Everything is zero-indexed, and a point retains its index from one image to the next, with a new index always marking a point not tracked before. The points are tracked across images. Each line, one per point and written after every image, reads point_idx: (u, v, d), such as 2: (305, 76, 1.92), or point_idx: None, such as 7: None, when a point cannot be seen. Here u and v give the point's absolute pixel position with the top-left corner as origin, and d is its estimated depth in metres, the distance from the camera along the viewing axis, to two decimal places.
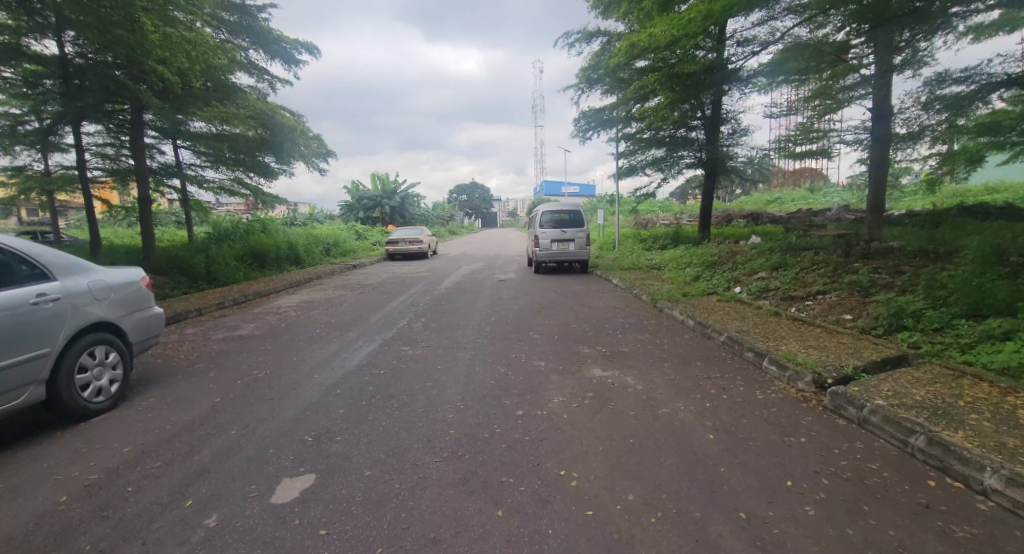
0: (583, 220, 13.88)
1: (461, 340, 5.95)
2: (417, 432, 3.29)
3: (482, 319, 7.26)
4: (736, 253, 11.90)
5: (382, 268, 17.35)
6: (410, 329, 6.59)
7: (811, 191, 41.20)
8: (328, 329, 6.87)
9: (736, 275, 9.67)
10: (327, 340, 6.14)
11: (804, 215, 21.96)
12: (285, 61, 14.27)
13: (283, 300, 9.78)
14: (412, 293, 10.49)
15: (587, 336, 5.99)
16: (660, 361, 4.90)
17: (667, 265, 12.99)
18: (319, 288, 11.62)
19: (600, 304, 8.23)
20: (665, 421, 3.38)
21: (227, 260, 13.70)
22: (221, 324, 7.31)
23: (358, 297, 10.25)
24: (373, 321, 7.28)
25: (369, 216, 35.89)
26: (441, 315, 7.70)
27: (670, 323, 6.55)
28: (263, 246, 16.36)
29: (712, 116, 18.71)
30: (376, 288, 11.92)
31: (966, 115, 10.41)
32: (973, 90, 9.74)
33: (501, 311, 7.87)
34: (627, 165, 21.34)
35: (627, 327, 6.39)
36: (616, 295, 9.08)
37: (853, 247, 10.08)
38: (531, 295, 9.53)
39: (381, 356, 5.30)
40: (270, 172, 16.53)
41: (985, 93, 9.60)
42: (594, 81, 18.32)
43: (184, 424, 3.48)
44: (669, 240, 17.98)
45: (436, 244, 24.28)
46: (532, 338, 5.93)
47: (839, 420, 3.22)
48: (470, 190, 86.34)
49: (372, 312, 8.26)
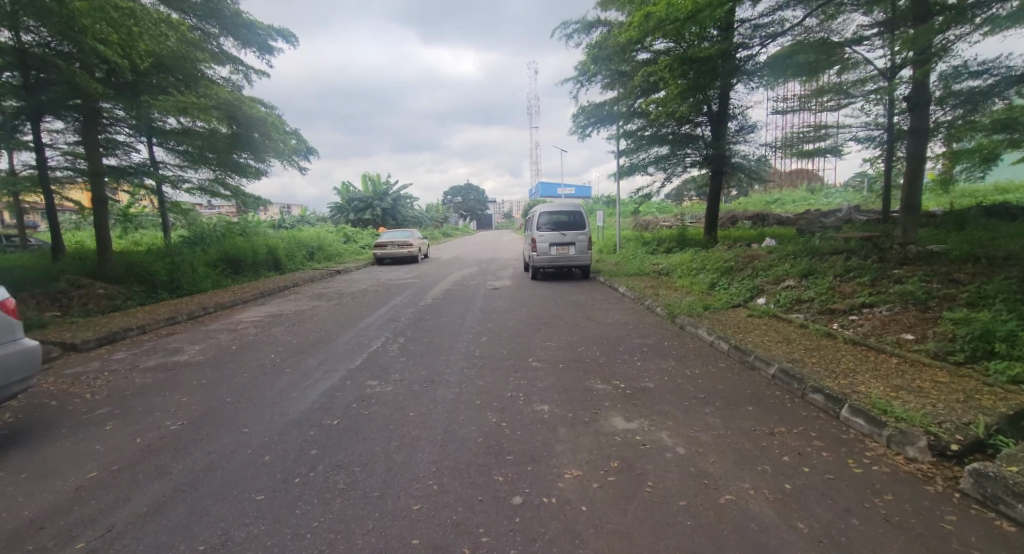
0: (583, 222, 12.80)
1: (444, 370, 4.84)
2: (363, 548, 2.18)
3: (472, 339, 6.15)
4: (753, 258, 10.84)
5: (368, 273, 16.18)
6: (384, 355, 5.47)
7: (811, 192, 40.39)
8: (287, 353, 5.75)
9: (760, 284, 8.60)
10: (281, 370, 5.03)
11: (813, 216, 20.97)
12: (259, 48, 13.16)
13: (247, 313, 8.62)
14: (394, 304, 9.35)
15: (600, 364, 4.89)
16: (698, 403, 3.80)
17: (677, 270, 11.92)
18: (293, 298, 10.45)
19: (608, 319, 7.13)
20: (734, 522, 2.28)
21: (195, 266, 12.55)
22: (161, 348, 6.14)
23: (333, 309, 9.12)
24: (342, 343, 6.16)
25: (359, 218, 34.63)
26: (424, 333, 6.58)
27: (696, 345, 5.47)
28: (239, 251, 15.18)
29: (719, 112, 17.92)
30: (357, 297, 10.77)
31: (982, 110, 9.51)
32: (990, 84, 8.78)
33: (495, 328, 6.75)
34: (628, 164, 20.30)
35: (645, 353, 5.29)
36: (625, 307, 7.98)
37: (887, 251, 9.04)
38: (528, 307, 8.43)
39: (341, 394, 4.20)
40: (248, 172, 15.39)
41: (1004, 87, 8.63)
42: (594, 73, 17.25)
43: (19, 526, 2.35)
44: (675, 242, 16.94)
45: (427, 248, 23.15)
46: (531, 367, 4.82)
47: (1004, 525, 2.15)
48: (464, 192, 85.05)
49: (344, 329, 7.12)
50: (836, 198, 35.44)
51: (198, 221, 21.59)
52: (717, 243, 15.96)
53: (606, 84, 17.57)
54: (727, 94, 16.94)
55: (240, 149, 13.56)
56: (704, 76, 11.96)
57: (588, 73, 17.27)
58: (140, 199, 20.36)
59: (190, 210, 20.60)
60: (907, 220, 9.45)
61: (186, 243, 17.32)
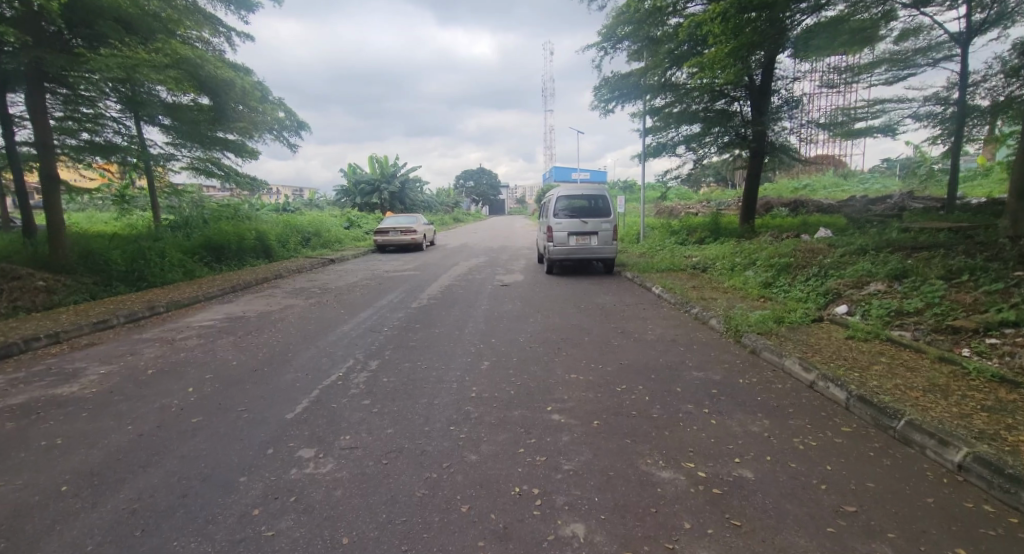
0: (607, 209, 11.08)
1: (421, 427, 3.24)
2: None
3: (468, 366, 4.55)
4: (814, 253, 9.07)
5: (366, 263, 14.64)
6: (339, 394, 3.88)
7: (844, 177, 37.93)
8: (215, 382, 4.21)
9: (834, 286, 6.89)
10: (189, 415, 3.48)
11: (859, 205, 18.93)
12: (236, 5, 11.51)
13: (203, 316, 7.12)
14: (382, 305, 7.79)
15: (652, 423, 3.24)
16: (856, 529, 2.12)
17: (718, 266, 10.15)
18: (268, 296, 8.93)
19: (648, 337, 5.48)
20: None
21: (166, 253, 11.10)
22: (54, 371, 4.60)
23: (307, 311, 7.57)
24: (297, 367, 4.62)
25: (366, 201, 32.98)
26: (407, 354, 4.98)
27: (788, 387, 3.79)
28: (222, 237, 13.71)
29: (761, 84, 15.89)
30: (342, 294, 9.22)
31: None
32: None
33: (499, 349, 5.11)
34: (655, 144, 18.43)
35: (713, 399, 3.62)
36: (667, 318, 6.30)
37: (996, 246, 7.19)
38: (543, 314, 6.79)
39: (249, 478, 2.63)
40: (239, 149, 13.89)
41: None
42: (621, 38, 15.39)
43: None
44: (708, 232, 15.14)
45: (434, 236, 21.57)
46: (548, 428, 3.21)
47: None
48: (477, 175, 83.03)
49: (308, 342, 5.57)
50: (872, 184, 33.04)
51: (191, 204, 20.22)
52: (756, 234, 14.16)
53: (634, 50, 15.75)
54: (770, 63, 15.04)
55: (224, 122, 12.04)
56: (761, 28, 10.09)
57: (613, 38, 15.42)
58: (129, 178, 18.92)
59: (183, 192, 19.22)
60: (1019, 207, 7.59)
61: (170, 228, 15.93)
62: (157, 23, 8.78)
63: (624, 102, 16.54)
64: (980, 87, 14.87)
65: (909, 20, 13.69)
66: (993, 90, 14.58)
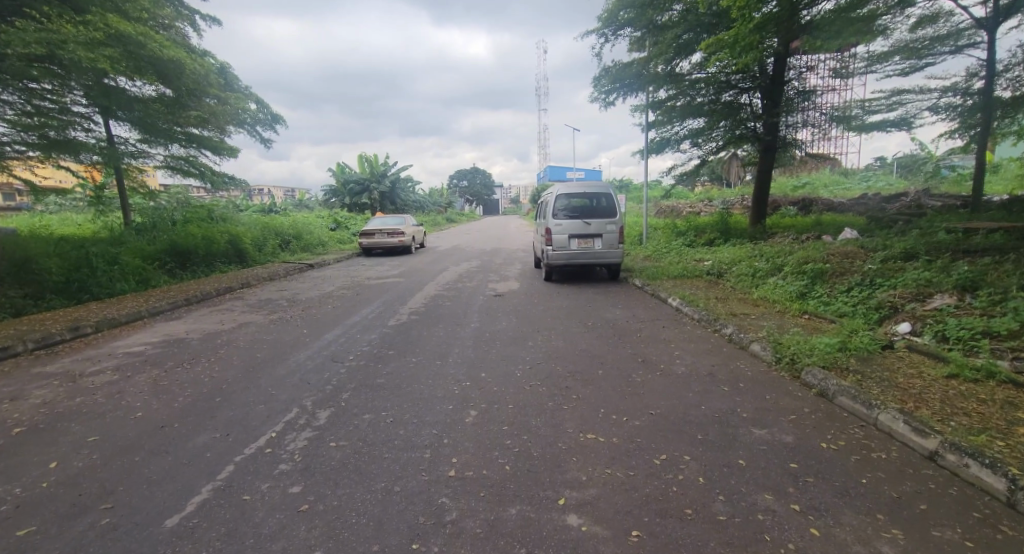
0: (612, 209, 9.94)
1: (367, 548, 2.11)
2: None
3: (447, 420, 3.41)
4: (848, 258, 8.02)
5: (348, 269, 13.45)
6: (261, 472, 2.73)
7: (845, 175, 37.12)
8: (95, 447, 3.03)
9: (886, 299, 5.84)
10: (22, 520, 2.31)
11: (872, 204, 17.95)
12: None
13: (135, 339, 5.90)
14: (354, 322, 6.64)
15: (726, 539, 2.11)
16: None
17: (737, 272, 9.09)
18: (225, 310, 7.73)
19: (678, 370, 4.37)
20: None
21: (118, 259, 9.86)
22: None
23: (264, 330, 6.40)
24: (220, 419, 3.45)
25: (355, 201, 31.72)
26: (370, 399, 3.82)
27: (896, 457, 2.71)
28: (189, 240, 12.47)
29: (774, 75, 14.85)
30: (312, 307, 8.05)
31: None
32: None
33: (490, 391, 3.99)
34: (657, 139, 17.37)
35: (798, 482, 2.51)
36: (695, 343, 5.19)
37: None
38: (543, 335, 5.67)
39: None
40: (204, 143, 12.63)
41: None
42: (623, 24, 14.30)
43: None
44: (719, 232, 14.10)
45: (423, 237, 20.38)
46: (562, 550, 2.08)
47: None
48: (469, 175, 82.07)
49: (249, 377, 4.42)
50: (874, 182, 32.16)
51: (166, 206, 18.91)
52: (770, 235, 13.11)
53: (636, 37, 14.68)
54: (784, 51, 14.02)
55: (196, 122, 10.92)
56: (785, 2, 8.93)
57: (615, 24, 14.34)
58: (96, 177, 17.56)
59: (156, 193, 17.92)
60: None
61: (136, 231, 14.64)
62: (107, 3, 7.49)
63: (625, 94, 15.46)
64: (1001, 77, 13.84)
65: (928, 6, 12.66)
66: (1016, 80, 13.58)
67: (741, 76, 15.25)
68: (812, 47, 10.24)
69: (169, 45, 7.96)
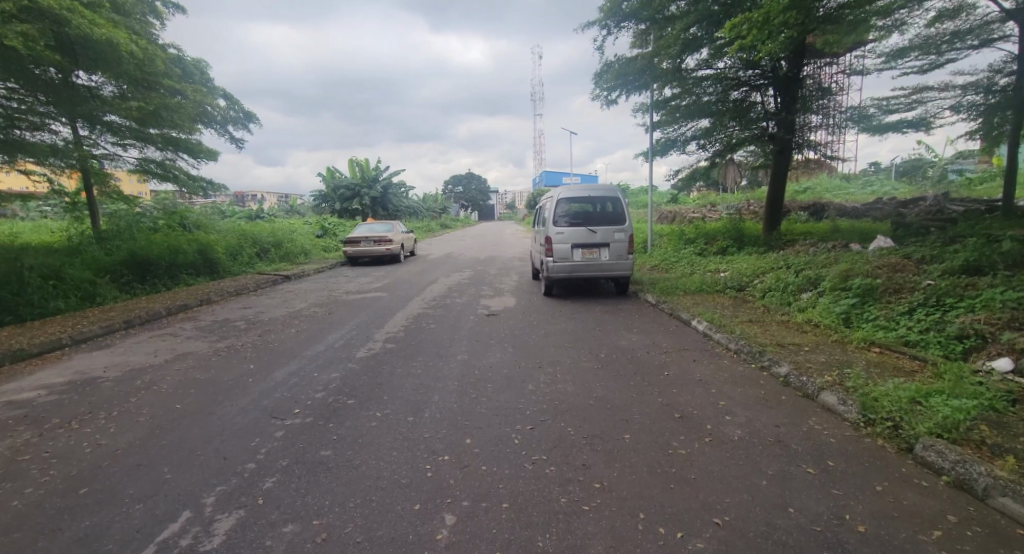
0: (620, 215, 8.80)
1: None
2: None
3: (408, 539, 2.26)
4: (896, 272, 6.89)
5: (328, 280, 12.28)
6: None
7: (847, 178, 36.30)
8: None
9: (970, 324, 4.71)
10: None
11: (889, 209, 16.94)
12: None
13: (33, 380, 4.69)
14: (315, 353, 5.50)
15: None
16: None
17: (764, 287, 7.97)
18: (168, 335, 6.52)
19: (733, 435, 3.21)
20: None
21: (59, 272, 8.64)
22: None
23: (203, 363, 5.21)
24: (65, 535, 2.30)
25: (346, 207, 30.48)
26: (302, 489, 2.68)
27: None
28: (150, 249, 11.21)
29: (788, 73, 13.84)
30: (272, 330, 6.89)
31: None
32: None
33: (475, 474, 2.83)
34: (662, 140, 16.32)
35: None
36: (742, 389, 4.04)
37: None
38: (546, 374, 4.52)
39: None
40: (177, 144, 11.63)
41: None
42: (626, 16, 13.29)
43: None
44: (730, 240, 13.07)
45: (413, 245, 19.21)
46: None
47: None
48: (465, 180, 81.19)
49: (148, 443, 3.26)
50: (878, 187, 31.19)
51: (147, 212, 17.50)
52: (788, 243, 12.05)
53: (640, 31, 13.73)
54: (802, 47, 13.00)
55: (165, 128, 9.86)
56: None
57: (618, 16, 13.31)
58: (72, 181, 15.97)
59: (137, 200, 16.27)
60: None
61: (97, 240, 13.38)
62: None
63: (629, 92, 14.40)
64: None
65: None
66: None
67: (752, 72, 14.19)
68: (826, 42, 9.03)
69: (113, 32, 6.82)
